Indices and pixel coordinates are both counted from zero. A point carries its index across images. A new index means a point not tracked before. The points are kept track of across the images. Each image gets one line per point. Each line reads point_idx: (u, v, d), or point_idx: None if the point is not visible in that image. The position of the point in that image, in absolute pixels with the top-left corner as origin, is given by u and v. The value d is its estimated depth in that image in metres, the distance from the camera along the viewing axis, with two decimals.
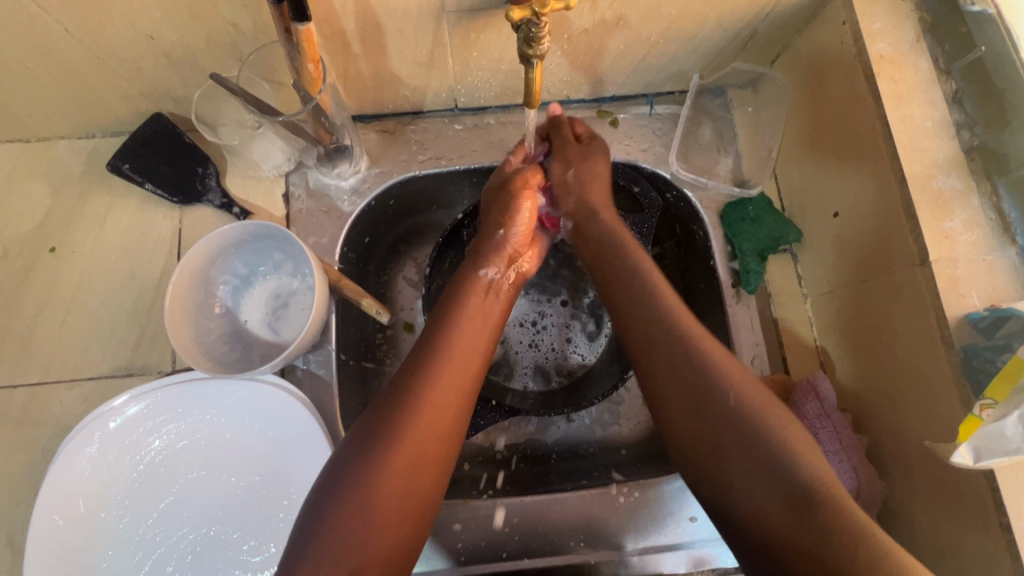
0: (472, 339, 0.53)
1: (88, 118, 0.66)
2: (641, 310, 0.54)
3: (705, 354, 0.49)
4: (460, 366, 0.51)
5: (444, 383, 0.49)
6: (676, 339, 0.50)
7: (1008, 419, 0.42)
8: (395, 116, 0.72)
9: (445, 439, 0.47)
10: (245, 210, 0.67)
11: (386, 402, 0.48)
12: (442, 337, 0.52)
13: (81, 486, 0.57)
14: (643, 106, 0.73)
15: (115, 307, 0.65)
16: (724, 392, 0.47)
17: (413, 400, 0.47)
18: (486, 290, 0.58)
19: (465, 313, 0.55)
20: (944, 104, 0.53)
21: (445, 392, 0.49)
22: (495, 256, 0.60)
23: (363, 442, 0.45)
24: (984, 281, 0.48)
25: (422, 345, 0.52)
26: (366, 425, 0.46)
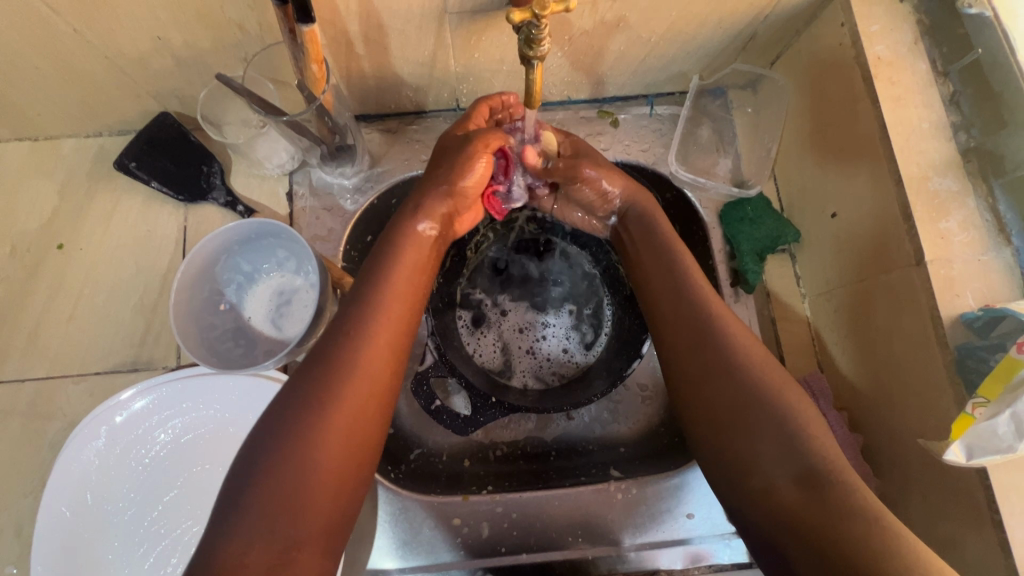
0: (403, 303, 0.50)
1: (95, 117, 0.67)
2: (670, 291, 0.55)
3: (725, 333, 0.50)
4: (389, 328, 0.48)
5: (374, 350, 0.47)
6: (701, 316, 0.51)
7: (1000, 417, 0.42)
8: (398, 116, 0.73)
9: (376, 405, 0.46)
10: (248, 208, 0.68)
11: (313, 367, 0.45)
12: (375, 299, 0.49)
13: (87, 478, 0.58)
14: (643, 106, 0.74)
15: (121, 303, 0.66)
16: (740, 371, 0.48)
17: (343, 366, 0.45)
18: (418, 248, 0.55)
19: (396, 272, 0.52)
20: (940, 106, 0.53)
21: (375, 359, 0.47)
22: (430, 211, 0.57)
23: (288, 409, 0.43)
24: (979, 281, 0.48)
25: (349, 310, 0.49)
26: (294, 393, 0.44)
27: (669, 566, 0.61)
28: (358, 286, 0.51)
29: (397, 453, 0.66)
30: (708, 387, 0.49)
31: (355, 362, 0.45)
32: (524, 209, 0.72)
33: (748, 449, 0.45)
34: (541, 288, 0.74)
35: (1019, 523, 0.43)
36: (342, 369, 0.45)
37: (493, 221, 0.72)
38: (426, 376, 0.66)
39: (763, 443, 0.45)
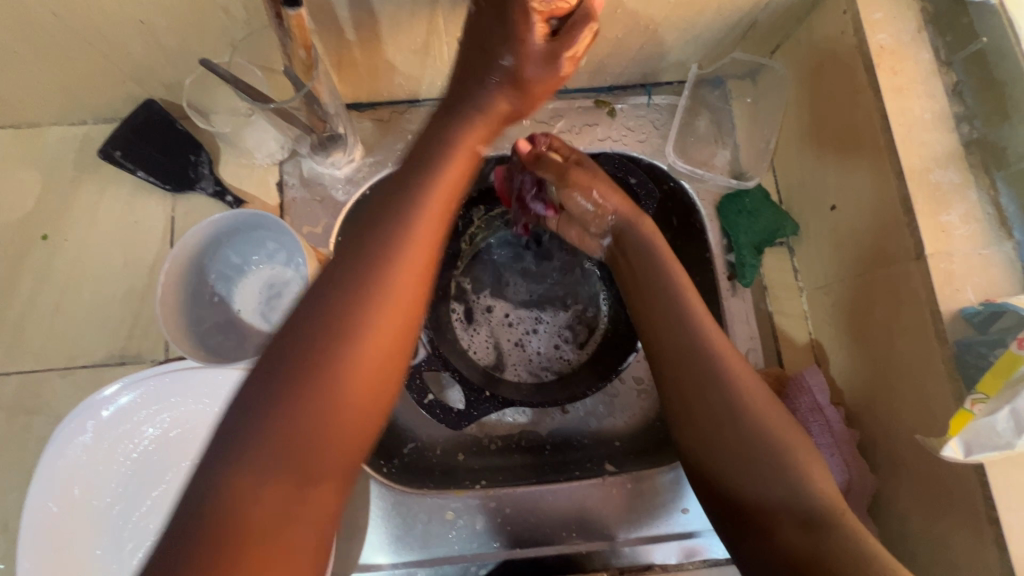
0: (432, 246, 0.43)
1: (79, 104, 0.65)
2: (672, 329, 0.52)
3: (733, 378, 0.49)
4: (396, 292, 0.40)
5: (377, 317, 0.39)
6: (708, 358, 0.50)
7: (999, 413, 0.41)
8: (391, 105, 0.71)
9: (376, 389, 0.39)
10: (238, 198, 0.67)
11: (298, 333, 0.38)
12: (379, 252, 0.41)
13: (73, 473, 0.57)
14: (641, 96, 0.72)
15: (108, 295, 0.64)
16: (744, 419, 0.48)
17: (336, 337, 0.38)
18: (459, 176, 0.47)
19: (411, 217, 0.43)
20: (943, 96, 0.52)
21: (381, 331, 0.39)
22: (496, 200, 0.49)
23: (267, 388, 0.37)
24: (979, 275, 0.47)
25: (376, 241, 0.41)
26: (270, 369, 0.37)
27: (663, 561, 0.60)
28: (357, 235, 0.42)
29: (390, 447, 0.65)
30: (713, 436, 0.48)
31: (350, 333, 0.38)
32: None
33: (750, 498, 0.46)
34: (534, 282, 0.74)
35: (1016, 519, 0.42)
36: (335, 340, 0.38)
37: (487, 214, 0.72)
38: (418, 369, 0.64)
39: (764, 492, 0.46)
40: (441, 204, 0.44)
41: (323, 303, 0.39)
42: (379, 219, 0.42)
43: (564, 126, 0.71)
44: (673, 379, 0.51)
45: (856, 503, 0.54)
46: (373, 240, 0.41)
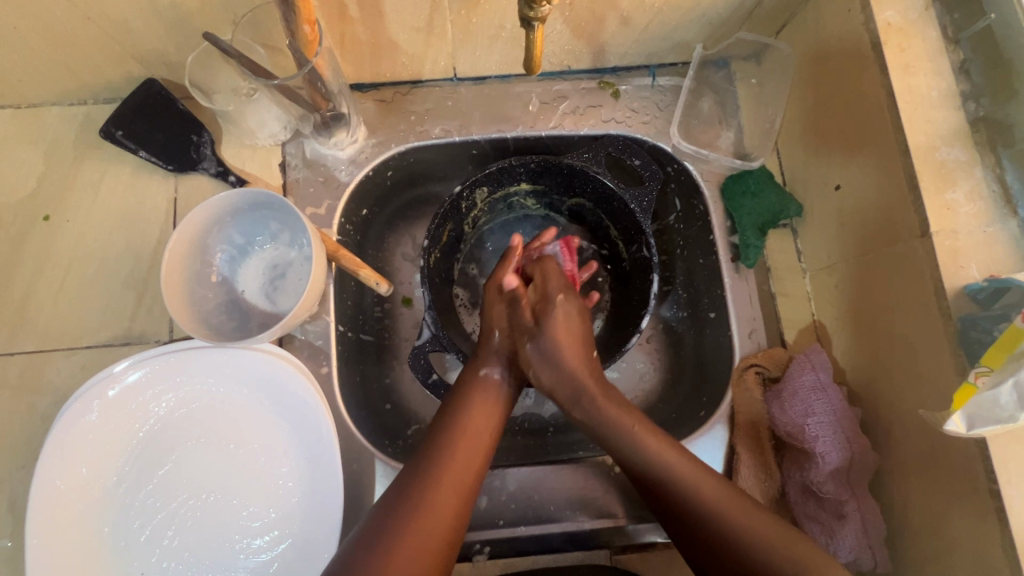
0: (466, 452, 0.54)
1: (78, 84, 0.64)
2: (630, 451, 0.54)
3: (696, 488, 0.50)
4: (455, 474, 0.52)
5: (445, 495, 0.50)
6: (675, 479, 0.51)
7: (1002, 386, 0.42)
8: (393, 86, 0.70)
9: (449, 537, 0.49)
10: (240, 178, 0.66)
11: (396, 495, 0.50)
12: (443, 448, 0.53)
13: (80, 452, 0.57)
14: (645, 77, 0.72)
15: (111, 276, 0.64)
16: (734, 537, 0.47)
17: (419, 499, 0.50)
18: (485, 403, 0.58)
19: (457, 425, 0.55)
20: (950, 74, 0.52)
21: (446, 497, 0.50)
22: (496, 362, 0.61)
23: (377, 526, 0.48)
24: (984, 252, 0.47)
25: (420, 463, 0.53)
26: (381, 515, 0.49)
27: (666, 538, 0.61)
28: (429, 434, 0.55)
29: (394, 429, 0.68)
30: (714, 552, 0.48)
31: (428, 496, 0.50)
32: (522, 183, 0.70)
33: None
34: None
35: (1017, 493, 0.43)
36: (418, 500, 0.49)
37: (490, 197, 0.71)
38: (422, 350, 0.63)
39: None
40: (485, 424, 0.56)
41: (409, 478, 0.51)
42: (444, 425, 0.56)
43: (568, 107, 0.71)
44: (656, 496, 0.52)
45: (856, 480, 0.55)
46: (440, 440, 0.54)
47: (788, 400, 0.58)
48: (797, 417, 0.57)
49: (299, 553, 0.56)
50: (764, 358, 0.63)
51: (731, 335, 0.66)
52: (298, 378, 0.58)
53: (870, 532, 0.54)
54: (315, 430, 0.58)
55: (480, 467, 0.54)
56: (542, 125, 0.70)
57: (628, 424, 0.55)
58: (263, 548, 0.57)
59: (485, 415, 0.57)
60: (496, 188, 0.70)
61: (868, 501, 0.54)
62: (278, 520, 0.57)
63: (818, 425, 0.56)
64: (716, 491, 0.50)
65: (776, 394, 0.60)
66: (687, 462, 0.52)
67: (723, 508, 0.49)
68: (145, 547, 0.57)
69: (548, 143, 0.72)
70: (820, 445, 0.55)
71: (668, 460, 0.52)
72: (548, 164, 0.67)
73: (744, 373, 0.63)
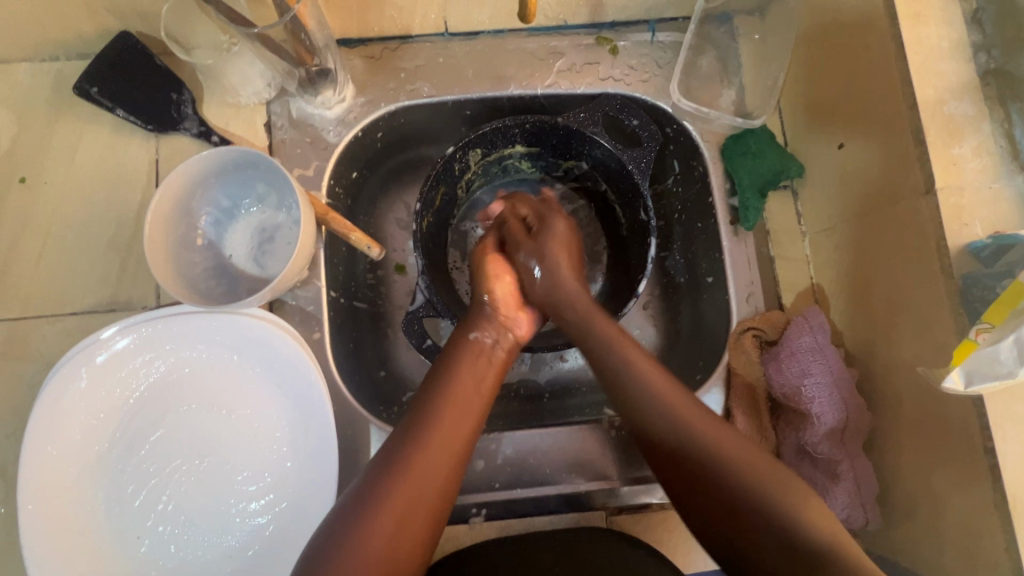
0: (464, 402, 0.53)
1: (48, 38, 0.61)
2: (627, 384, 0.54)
3: (685, 427, 0.50)
4: (445, 439, 0.50)
5: (431, 461, 0.49)
6: (663, 406, 0.51)
7: (1003, 343, 0.41)
8: (382, 42, 0.67)
9: (436, 505, 0.48)
10: (224, 139, 0.64)
11: (381, 462, 0.49)
12: (432, 409, 0.52)
13: (69, 419, 0.56)
14: (645, 33, 0.69)
15: (94, 241, 0.62)
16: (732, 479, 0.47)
17: (406, 462, 0.48)
18: (478, 359, 0.56)
19: (452, 381, 0.54)
20: (962, 23, 0.49)
21: (433, 461, 0.49)
22: (489, 326, 0.59)
23: (362, 491, 0.47)
24: (990, 209, 0.46)
25: (415, 415, 0.52)
26: (368, 480, 0.48)
27: (661, 499, 0.61)
28: (421, 394, 0.54)
29: (389, 396, 0.68)
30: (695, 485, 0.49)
31: (415, 462, 0.48)
32: (517, 145, 0.68)
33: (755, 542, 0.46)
34: None
35: (1011, 449, 0.43)
36: (402, 462, 0.48)
37: (484, 159, 0.69)
38: (416, 314, 0.62)
39: (765, 539, 0.45)
40: (475, 387, 0.54)
41: (398, 442, 0.50)
42: (435, 386, 0.53)
43: (564, 64, 0.68)
44: (655, 438, 0.51)
45: (851, 440, 0.55)
46: (428, 399, 0.53)
47: (784, 362, 0.58)
48: (793, 378, 0.57)
49: (295, 515, 0.56)
50: (762, 321, 0.62)
51: (728, 298, 0.65)
52: (290, 342, 0.57)
53: (863, 490, 0.54)
54: (308, 395, 0.57)
55: (479, 412, 0.53)
56: (538, 83, 0.67)
57: (636, 366, 0.54)
58: (258, 512, 0.57)
59: (475, 376, 0.55)
60: (490, 150, 0.68)
61: (861, 461, 0.55)
62: (273, 484, 0.57)
63: (813, 385, 0.56)
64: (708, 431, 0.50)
65: (772, 356, 0.60)
66: (676, 393, 0.52)
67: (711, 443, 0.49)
68: (139, 512, 0.57)
69: (544, 102, 0.69)
70: (815, 406, 0.56)
71: (674, 409, 0.51)
72: (543, 124, 0.64)
73: (741, 337, 0.62)
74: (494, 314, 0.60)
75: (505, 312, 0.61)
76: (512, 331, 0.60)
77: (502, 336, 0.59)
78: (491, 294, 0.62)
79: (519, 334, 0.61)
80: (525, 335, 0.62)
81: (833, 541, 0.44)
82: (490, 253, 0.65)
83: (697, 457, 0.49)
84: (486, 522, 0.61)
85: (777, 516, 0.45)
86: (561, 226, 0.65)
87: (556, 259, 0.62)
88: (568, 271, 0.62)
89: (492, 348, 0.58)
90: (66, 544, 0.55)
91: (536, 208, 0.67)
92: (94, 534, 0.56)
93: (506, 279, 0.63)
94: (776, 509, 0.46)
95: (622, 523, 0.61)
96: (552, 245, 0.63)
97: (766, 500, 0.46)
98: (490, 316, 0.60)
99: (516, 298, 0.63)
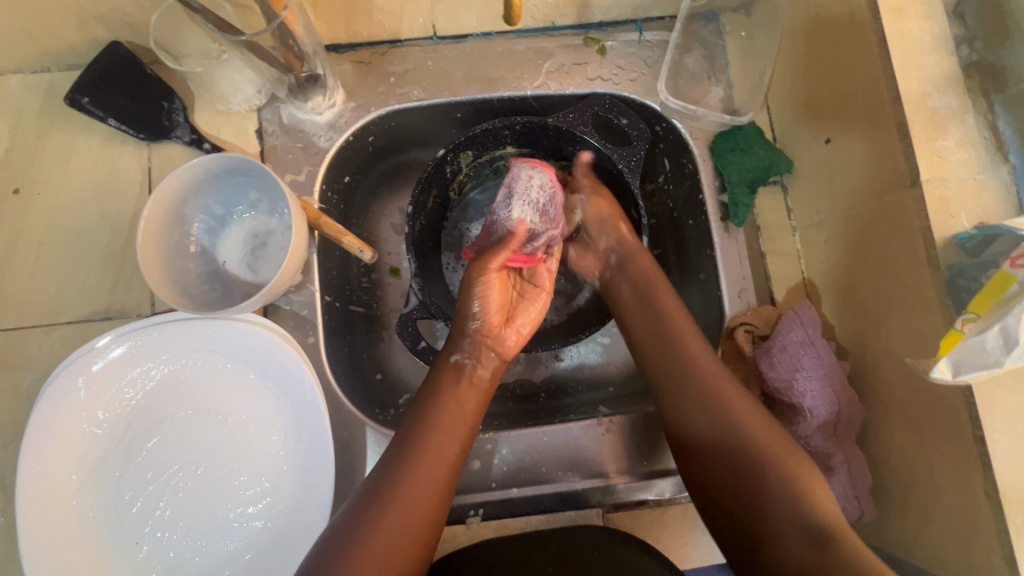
0: (444, 434, 0.53)
1: (39, 48, 0.62)
2: (656, 357, 0.58)
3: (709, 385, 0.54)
4: (428, 466, 0.51)
5: (416, 489, 0.49)
6: (703, 388, 0.54)
7: (989, 332, 0.42)
8: (371, 46, 0.68)
9: (420, 536, 0.48)
10: (216, 145, 0.64)
11: (366, 493, 0.49)
12: (418, 437, 0.52)
13: (64, 427, 0.56)
14: (632, 32, 0.70)
15: (87, 250, 0.63)
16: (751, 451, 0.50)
17: (392, 493, 0.49)
18: (460, 386, 0.56)
19: (432, 414, 0.53)
20: (944, 16, 0.50)
21: (415, 495, 0.49)
22: (471, 348, 0.58)
23: (349, 523, 0.48)
24: (975, 199, 0.47)
25: (397, 451, 0.51)
26: (353, 511, 0.48)
27: (658, 496, 0.61)
28: (406, 420, 0.54)
29: (386, 398, 0.68)
30: (722, 455, 0.51)
31: (399, 491, 0.49)
32: (507, 146, 0.68)
33: (768, 522, 0.48)
34: None
35: (1001, 438, 0.43)
36: (386, 493, 0.49)
37: (475, 161, 0.70)
38: (410, 316, 0.61)
39: (779, 514, 0.48)
40: (458, 409, 0.54)
41: (383, 471, 0.50)
42: (420, 411, 0.54)
43: (553, 65, 0.68)
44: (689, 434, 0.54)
45: (844, 432, 0.56)
46: (409, 433, 0.52)
47: (776, 357, 0.59)
48: (785, 372, 0.58)
49: (291, 517, 0.56)
50: (755, 316, 0.62)
51: (720, 295, 0.65)
52: (281, 347, 0.57)
53: (856, 482, 0.55)
54: (303, 399, 0.57)
55: (462, 440, 0.54)
56: (527, 84, 0.68)
57: (689, 359, 0.56)
58: (255, 516, 0.57)
59: (458, 402, 0.55)
60: (481, 151, 0.68)
61: (855, 454, 0.55)
62: (270, 488, 0.58)
63: (805, 378, 0.57)
64: (739, 408, 0.53)
65: (764, 351, 0.60)
66: (718, 375, 0.55)
67: (737, 416, 0.52)
68: (137, 518, 0.57)
69: (533, 103, 0.69)
70: (808, 399, 0.56)
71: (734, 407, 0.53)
72: (532, 125, 0.65)
73: (734, 332, 0.62)
74: (478, 337, 0.59)
75: (490, 330, 0.60)
76: (495, 352, 0.60)
77: (489, 359, 0.59)
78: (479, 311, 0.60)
79: (507, 351, 0.61)
80: (512, 350, 0.61)
81: (832, 522, 0.46)
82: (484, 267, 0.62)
83: (723, 427, 0.52)
84: (484, 522, 0.61)
85: (795, 489, 0.48)
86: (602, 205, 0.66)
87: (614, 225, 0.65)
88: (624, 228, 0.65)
89: (474, 371, 0.57)
90: (64, 551, 0.55)
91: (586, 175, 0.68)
92: (92, 539, 0.56)
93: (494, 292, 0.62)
94: (790, 488, 0.48)
95: (618, 519, 0.61)
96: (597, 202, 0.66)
97: (790, 485, 0.48)
98: (476, 338, 0.59)
99: (501, 313, 0.62)
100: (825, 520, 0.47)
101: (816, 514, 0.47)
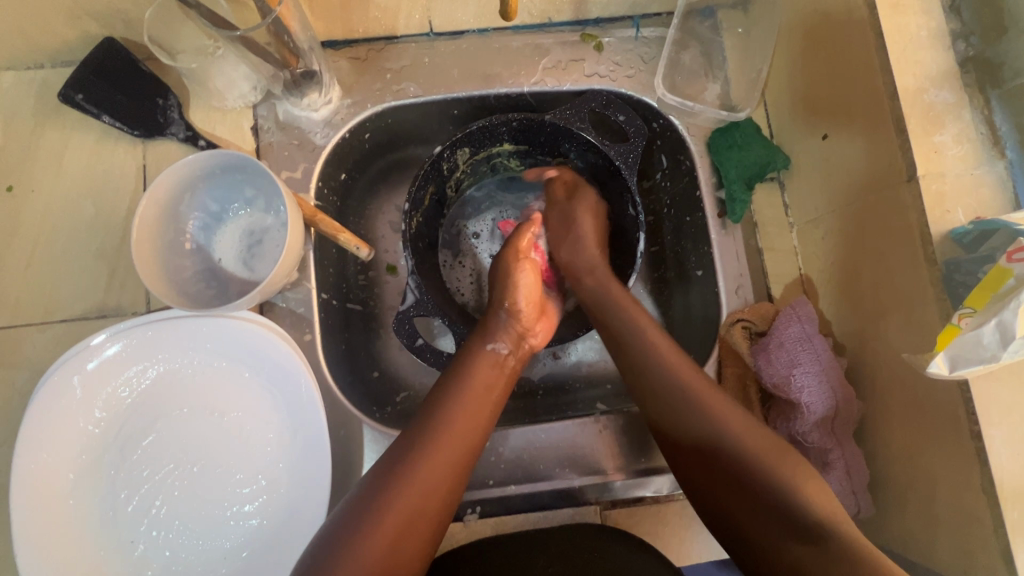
0: (470, 421, 0.52)
1: (32, 44, 0.61)
2: (645, 361, 0.55)
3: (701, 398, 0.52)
4: (452, 450, 0.50)
5: (437, 472, 0.49)
6: (665, 368, 0.54)
7: (986, 327, 0.42)
8: (367, 43, 0.68)
9: (436, 517, 0.48)
10: (211, 142, 0.64)
11: (387, 465, 0.49)
12: (441, 417, 0.52)
13: (58, 426, 0.56)
14: (629, 29, 0.69)
15: (81, 248, 0.62)
16: (716, 430, 0.50)
17: (414, 468, 0.48)
18: (488, 371, 0.56)
19: (461, 399, 0.53)
20: (940, 12, 0.50)
21: (436, 478, 0.49)
22: (503, 337, 0.58)
23: (367, 500, 0.47)
24: (972, 194, 0.47)
25: (422, 431, 0.51)
26: (373, 483, 0.48)
27: (655, 492, 0.61)
28: (431, 401, 0.53)
29: (383, 396, 0.68)
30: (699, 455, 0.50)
31: (422, 466, 0.49)
32: (504, 143, 0.68)
33: (752, 521, 0.47)
34: None
35: (998, 433, 0.43)
36: (407, 473, 0.48)
37: (472, 158, 0.69)
38: (407, 314, 0.61)
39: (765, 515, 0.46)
40: (484, 396, 0.54)
41: (406, 445, 0.50)
42: (442, 395, 0.53)
43: (550, 62, 0.68)
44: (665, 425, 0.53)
45: (841, 429, 0.56)
46: (436, 415, 0.52)
47: (773, 353, 0.59)
48: (782, 368, 0.58)
49: (288, 515, 0.56)
50: (753, 312, 0.62)
51: (717, 291, 0.65)
52: (279, 344, 0.57)
53: (854, 477, 0.55)
54: (300, 396, 0.57)
55: (486, 427, 0.53)
56: (524, 81, 0.68)
57: (653, 344, 0.56)
58: (252, 514, 0.57)
59: (486, 386, 0.55)
60: (478, 148, 0.68)
61: (852, 450, 0.55)
62: (267, 485, 0.57)
63: (803, 374, 0.57)
64: (719, 408, 0.51)
65: (762, 347, 0.60)
66: (677, 358, 0.55)
67: (658, 354, 0.55)
68: (133, 516, 0.57)
69: (530, 100, 0.69)
70: (805, 395, 0.56)
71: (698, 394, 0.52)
72: (529, 122, 0.64)
73: (731, 328, 0.62)
74: (510, 324, 0.59)
75: (524, 323, 0.60)
76: (525, 343, 0.60)
77: (517, 347, 0.59)
78: (515, 302, 0.60)
79: (535, 345, 0.61)
80: (540, 344, 0.62)
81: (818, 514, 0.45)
82: (518, 257, 0.63)
83: (703, 425, 0.51)
84: (482, 519, 0.61)
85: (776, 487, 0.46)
86: (586, 216, 0.65)
87: (582, 233, 0.65)
88: (592, 240, 0.65)
89: (504, 359, 0.57)
90: (60, 549, 0.55)
91: (570, 176, 0.68)
92: (87, 538, 0.56)
93: (529, 280, 0.62)
94: (768, 484, 0.47)
95: (616, 516, 0.61)
96: (580, 212, 0.65)
97: (773, 482, 0.46)
98: (506, 325, 0.59)
99: (535, 306, 0.62)
100: (812, 514, 0.45)
101: (804, 506, 0.45)
